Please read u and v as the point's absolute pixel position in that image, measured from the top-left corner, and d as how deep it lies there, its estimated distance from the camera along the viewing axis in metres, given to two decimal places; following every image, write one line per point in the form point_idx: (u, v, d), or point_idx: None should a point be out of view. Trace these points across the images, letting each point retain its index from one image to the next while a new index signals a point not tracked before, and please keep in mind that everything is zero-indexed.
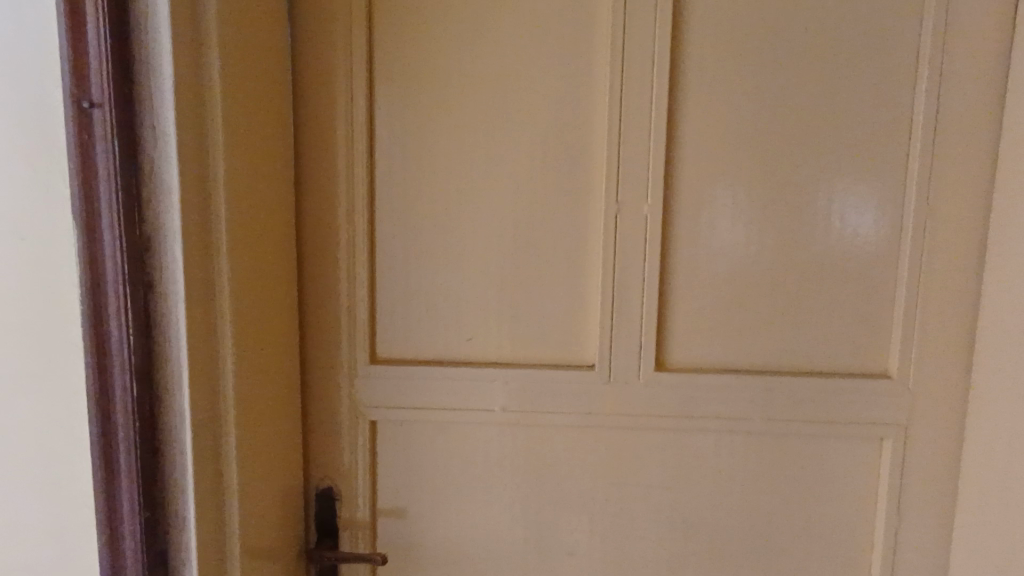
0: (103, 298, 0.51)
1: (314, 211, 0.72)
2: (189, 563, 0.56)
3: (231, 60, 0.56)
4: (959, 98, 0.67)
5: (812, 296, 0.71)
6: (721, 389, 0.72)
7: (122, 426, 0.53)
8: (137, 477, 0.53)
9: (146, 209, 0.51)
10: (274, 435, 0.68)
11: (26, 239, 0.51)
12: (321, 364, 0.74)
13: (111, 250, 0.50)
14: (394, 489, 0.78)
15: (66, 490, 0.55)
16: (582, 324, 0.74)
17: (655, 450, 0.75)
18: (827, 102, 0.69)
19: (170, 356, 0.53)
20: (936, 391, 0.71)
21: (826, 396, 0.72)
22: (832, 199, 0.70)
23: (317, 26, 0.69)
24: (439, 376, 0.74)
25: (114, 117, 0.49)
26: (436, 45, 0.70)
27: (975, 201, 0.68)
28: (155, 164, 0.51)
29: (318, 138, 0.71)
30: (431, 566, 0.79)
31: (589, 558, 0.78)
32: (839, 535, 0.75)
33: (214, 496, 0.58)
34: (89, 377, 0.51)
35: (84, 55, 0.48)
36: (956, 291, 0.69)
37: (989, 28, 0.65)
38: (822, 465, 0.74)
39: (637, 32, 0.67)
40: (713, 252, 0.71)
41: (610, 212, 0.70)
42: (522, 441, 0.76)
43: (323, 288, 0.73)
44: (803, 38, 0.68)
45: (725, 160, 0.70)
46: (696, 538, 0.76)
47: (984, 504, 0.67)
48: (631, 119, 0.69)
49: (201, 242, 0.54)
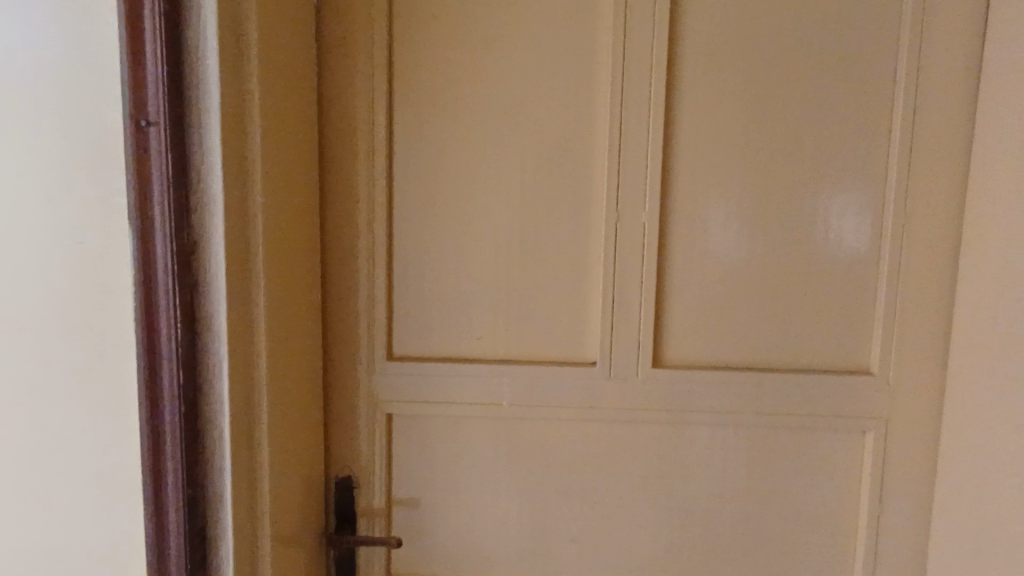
0: (154, 296, 0.57)
1: (337, 218, 0.78)
2: (225, 537, 0.62)
3: (269, 83, 0.62)
4: (933, 115, 0.72)
5: (799, 299, 0.77)
6: (714, 385, 0.78)
7: (168, 412, 0.58)
8: (181, 458, 0.58)
9: (193, 216, 0.57)
10: (300, 425, 0.73)
11: (84, 243, 0.57)
12: (342, 361, 0.80)
13: (163, 252, 0.56)
14: (408, 479, 0.83)
15: (114, 472, 0.60)
16: (585, 324, 0.79)
17: (653, 442, 0.80)
18: (811, 120, 0.74)
19: (212, 348, 0.59)
20: (915, 386, 0.76)
21: (812, 391, 0.77)
22: (817, 209, 0.76)
23: (342, 47, 0.75)
24: (452, 372, 0.80)
25: (168, 134, 0.55)
26: (450, 67, 0.76)
27: (949, 210, 0.73)
28: (202, 176, 0.57)
29: (342, 150, 0.77)
30: (442, 551, 0.84)
31: (591, 544, 0.83)
32: (825, 523, 0.80)
33: (247, 479, 0.64)
34: (140, 366, 0.57)
35: (143, 79, 0.54)
36: (932, 293, 0.74)
37: (960, 53, 0.71)
38: (809, 457, 0.79)
39: (635, 54, 0.74)
40: (707, 257, 0.77)
41: (611, 220, 0.76)
42: (529, 433, 0.81)
43: (344, 291, 0.79)
44: (789, 62, 0.74)
45: (718, 171, 0.76)
46: (692, 526, 0.81)
47: (961, 491, 0.72)
48: (630, 134, 0.75)
49: (241, 245, 0.60)
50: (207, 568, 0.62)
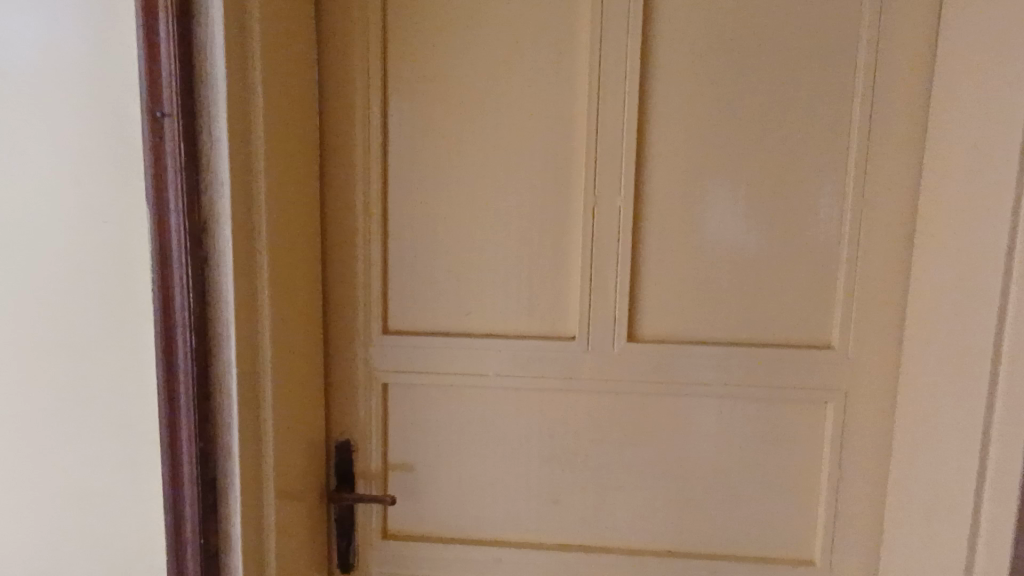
0: (169, 268, 0.63)
1: (336, 203, 0.84)
2: (234, 487, 0.69)
3: (272, 79, 0.69)
4: (889, 107, 0.77)
5: (765, 278, 0.82)
6: (686, 357, 0.84)
7: (182, 372, 0.65)
8: (194, 414, 0.65)
9: (204, 197, 0.64)
10: (302, 391, 0.80)
11: (107, 222, 0.64)
12: (341, 334, 0.87)
13: (176, 229, 0.63)
14: (403, 443, 0.90)
15: (133, 428, 0.67)
16: (566, 301, 0.85)
17: (629, 410, 0.86)
18: (777, 111, 0.79)
19: (221, 316, 0.66)
20: (872, 360, 0.81)
21: (776, 364, 0.83)
22: (782, 194, 0.81)
23: (340, 45, 0.81)
24: (442, 344, 0.86)
25: (180, 123, 0.61)
26: (440, 62, 0.82)
27: (905, 197, 0.78)
28: (212, 163, 0.64)
29: (340, 140, 0.83)
30: (434, 511, 0.91)
31: (572, 505, 0.89)
32: (790, 487, 0.86)
33: (254, 435, 0.71)
34: (158, 331, 0.64)
35: (157, 74, 0.61)
36: (889, 272, 0.80)
37: (916, 46, 0.76)
38: (773, 425, 0.85)
39: (611, 50, 0.79)
40: (679, 239, 0.83)
41: (589, 206, 0.82)
42: (513, 401, 0.88)
43: (343, 269, 0.86)
44: (755, 56, 0.79)
45: (688, 160, 0.81)
46: (665, 489, 0.88)
47: (913, 456, 0.78)
48: (606, 125, 0.80)
49: (246, 224, 0.67)
50: (218, 517, 0.69)
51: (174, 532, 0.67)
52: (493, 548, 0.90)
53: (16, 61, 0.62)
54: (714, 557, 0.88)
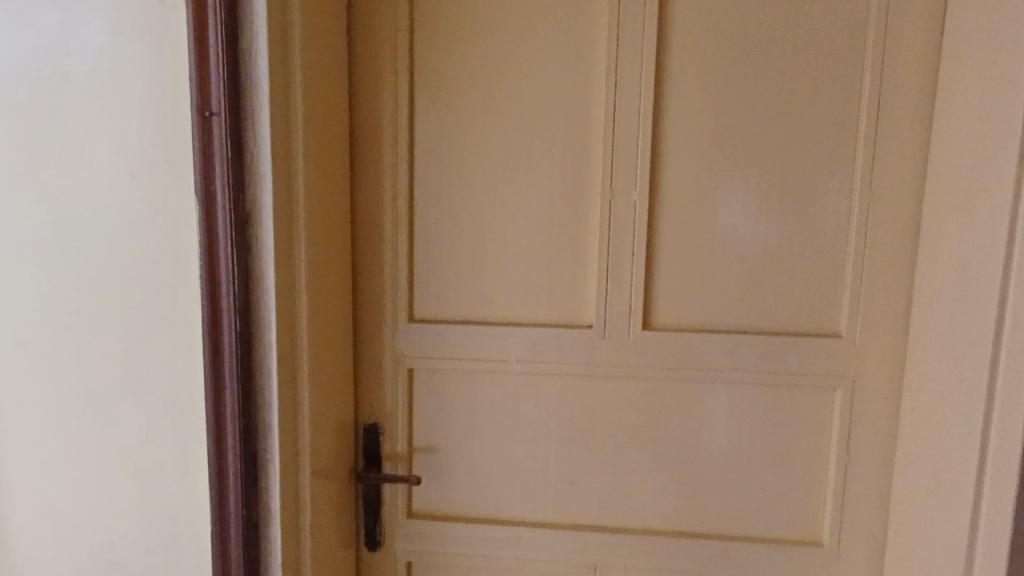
0: (215, 257, 0.68)
1: (366, 197, 0.89)
2: (273, 462, 0.73)
3: (310, 80, 0.74)
4: (896, 105, 0.81)
5: (775, 269, 0.86)
6: (698, 345, 0.87)
7: (227, 354, 0.69)
8: (237, 393, 0.70)
9: (248, 191, 0.69)
10: (335, 375, 0.85)
11: (159, 214, 0.69)
12: (370, 322, 0.92)
13: (223, 221, 0.67)
14: (427, 427, 0.94)
15: (182, 406, 0.72)
16: (583, 292, 0.89)
17: (643, 396, 0.90)
18: (787, 109, 0.83)
19: (262, 302, 0.71)
20: (879, 348, 0.85)
21: (785, 351, 0.86)
22: (792, 188, 0.84)
23: (370, 48, 0.86)
24: (465, 332, 0.91)
25: (226, 122, 0.66)
26: (464, 64, 0.86)
27: (911, 190, 0.82)
28: (255, 158, 0.68)
29: (370, 137, 0.88)
30: (457, 492, 0.95)
31: (589, 487, 0.93)
32: (799, 470, 0.89)
33: (292, 414, 0.75)
34: (205, 315, 0.69)
35: (207, 77, 0.66)
36: (895, 264, 0.83)
37: (920, 46, 0.79)
38: (783, 411, 0.88)
39: (628, 51, 0.83)
40: (692, 232, 0.86)
41: (606, 199, 0.86)
42: (532, 387, 0.92)
43: (371, 261, 0.90)
44: (765, 57, 0.82)
45: (702, 155, 0.85)
46: (678, 471, 0.91)
47: (919, 440, 0.81)
48: (623, 123, 0.84)
49: (286, 216, 0.72)
50: (259, 489, 0.74)
51: (219, 504, 0.72)
52: (512, 527, 0.94)
53: (79, 64, 0.68)
54: (725, 537, 0.91)
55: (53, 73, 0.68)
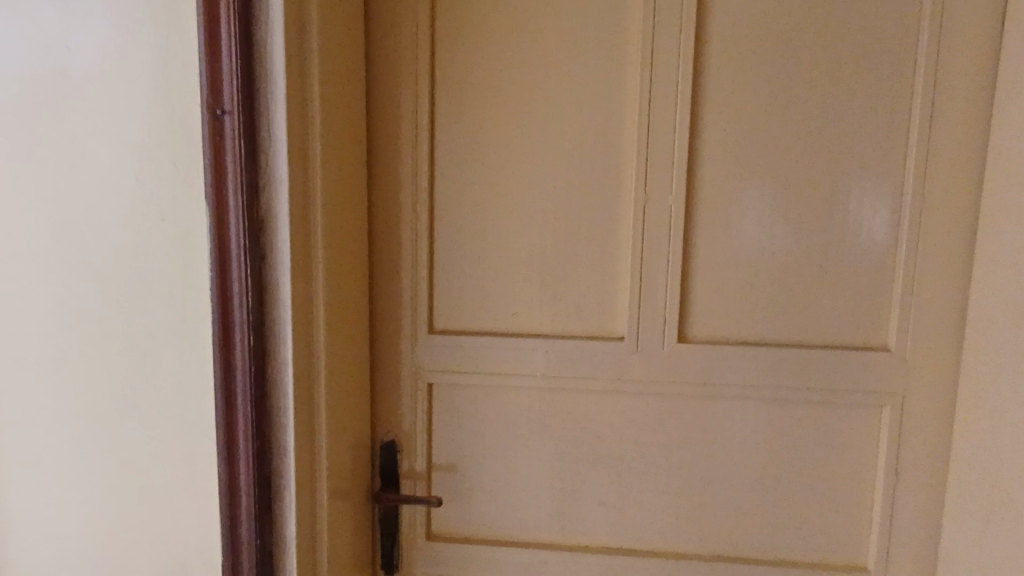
0: (228, 267, 0.63)
1: (383, 201, 0.84)
2: (289, 487, 0.68)
3: (329, 78, 0.69)
4: (952, 103, 0.76)
5: (818, 279, 0.81)
6: (737, 359, 0.82)
7: (240, 371, 0.64)
8: (251, 413, 0.65)
9: (263, 196, 0.64)
10: (352, 391, 0.80)
11: (167, 221, 0.64)
12: (388, 333, 0.87)
13: (236, 229, 0.62)
14: (448, 445, 0.89)
15: (192, 427, 0.67)
16: (614, 302, 0.84)
17: (677, 413, 0.85)
18: (833, 108, 0.78)
19: (278, 315, 0.66)
20: (930, 363, 0.79)
21: (830, 367, 0.81)
22: (837, 193, 0.79)
23: (388, 44, 0.81)
24: (489, 345, 0.86)
25: (239, 121, 0.61)
26: (489, 61, 0.81)
27: (966, 195, 0.76)
28: (270, 160, 0.63)
29: (387, 138, 0.83)
30: (479, 512, 0.90)
31: (618, 508, 0.88)
32: (842, 492, 0.84)
33: (308, 435, 0.70)
34: (215, 330, 0.64)
35: (218, 73, 0.61)
36: (949, 274, 0.78)
37: (979, 41, 0.74)
38: (827, 429, 0.83)
39: (663, 47, 0.78)
40: (730, 239, 0.81)
41: (639, 205, 0.81)
42: (559, 403, 0.87)
43: (389, 269, 0.85)
44: (810, 53, 0.78)
45: (742, 159, 0.80)
46: (714, 492, 0.86)
47: (975, 462, 0.76)
48: (658, 124, 0.79)
49: (303, 224, 0.67)
50: (273, 516, 0.69)
51: (230, 533, 0.67)
52: (537, 550, 0.89)
53: (80, 59, 0.63)
54: (763, 561, 0.86)
55: (53, 68, 0.63)
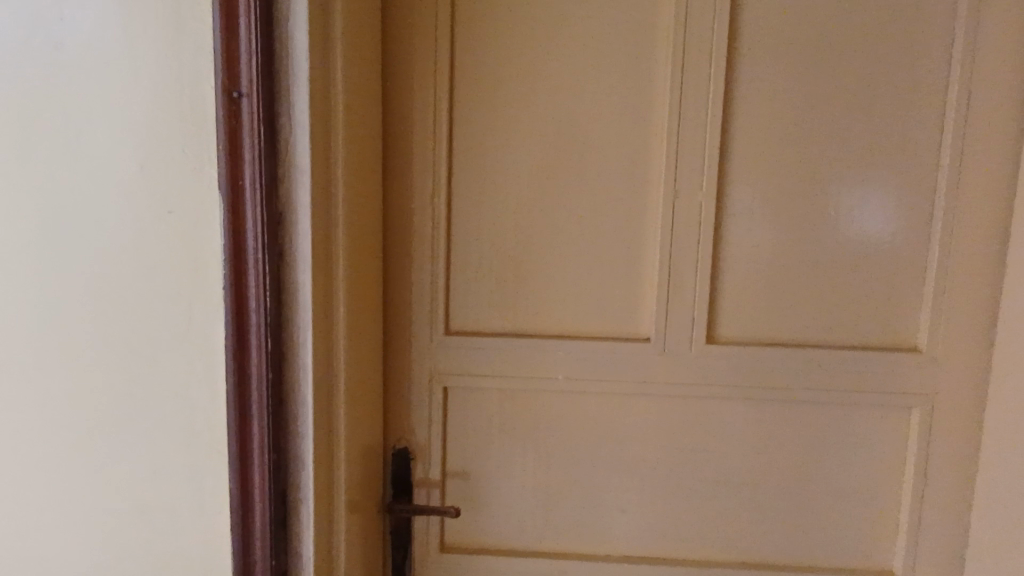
0: (243, 264, 0.59)
1: (398, 195, 0.79)
2: (306, 499, 0.64)
3: (350, 61, 0.65)
4: (987, 101, 0.74)
5: (849, 279, 0.79)
6: (765, 360, 0.80)
7: (256, 376, 0.60)
8: (267, 422, 0.61)
9: (281, 189, 0.60)
10: (366, 395, 0.75)
11: (174, 213, 0.59)
12: (401, 334, 0.82)
13: (253, 223, 0.58)
14: (463, 451, 0.85)
15: (199, 439, 0.62)
16: (639, 302, 0.81)
17: (702, 416, 0.83)
18: (866, 104, 0.76)
19: (296, 316, 0.62)
20: (960, 365, 0.78)
21: (860, 368, 0.79)
22: (869, 191, 0.77)
23: (406, 29, 0.77)
24: (508, 347, 0.82)
25: (258, 107, 0.57)
26: (512, 48, 0.77)
27: (998, 194, 0.75)
28: (290, 150, 0.59)
29: (404, 128, 0.78)
30: (496, 521, 0.86)
31: (641, 515, 0.85)
32: (869, 496, 0.83)
33: (326, 443, 0.66)
34: (228, 332, 0.59)
35: (235, 54, 0.56)
36: (980, 274, 0.77)
37: (1015, 36, 0.73)
38: (854, 432, 0.82)
39: (695, 37, 0.75)
40: (760, 237, 0.79)
41: (668, 201, 0.78)
42: (580, 406, 0.83)
43: (404, 266, 0.81)
44: (845, 47, 0.75)
45: (774, 154, 0.78)
46: (739, 497, 0.84)
47: (1005, 465, 0.75)
48: (688, 117, 0.77)
49: (323, 218, 0.62)
50: (288, 530, 0.65)
51: (242, 552, 0.62)
52: (556, 560, 0.86)
53: (78, 32, 0.57)
54: (787, 567, 0.85)
55: (46, 42, 0.57)
